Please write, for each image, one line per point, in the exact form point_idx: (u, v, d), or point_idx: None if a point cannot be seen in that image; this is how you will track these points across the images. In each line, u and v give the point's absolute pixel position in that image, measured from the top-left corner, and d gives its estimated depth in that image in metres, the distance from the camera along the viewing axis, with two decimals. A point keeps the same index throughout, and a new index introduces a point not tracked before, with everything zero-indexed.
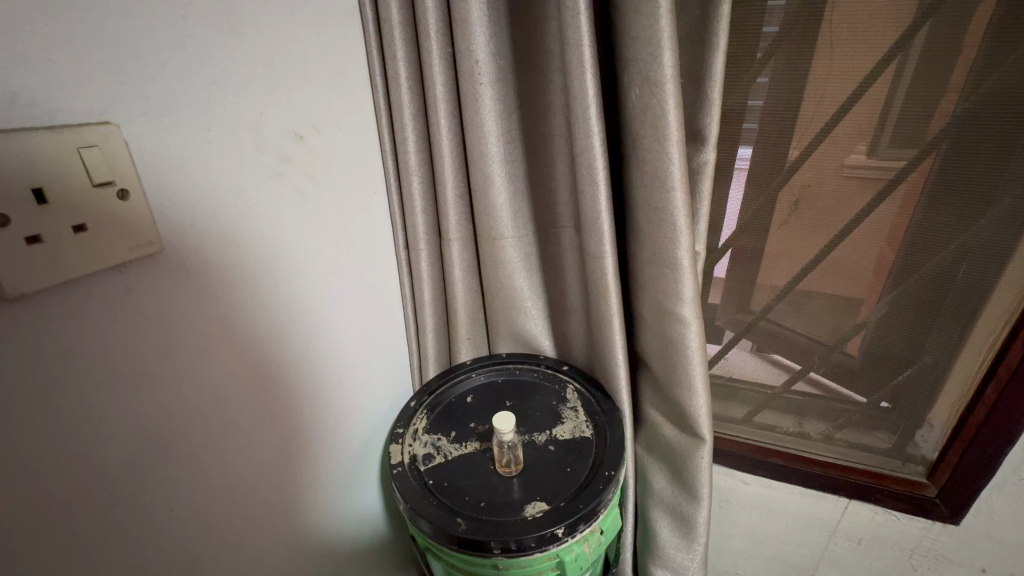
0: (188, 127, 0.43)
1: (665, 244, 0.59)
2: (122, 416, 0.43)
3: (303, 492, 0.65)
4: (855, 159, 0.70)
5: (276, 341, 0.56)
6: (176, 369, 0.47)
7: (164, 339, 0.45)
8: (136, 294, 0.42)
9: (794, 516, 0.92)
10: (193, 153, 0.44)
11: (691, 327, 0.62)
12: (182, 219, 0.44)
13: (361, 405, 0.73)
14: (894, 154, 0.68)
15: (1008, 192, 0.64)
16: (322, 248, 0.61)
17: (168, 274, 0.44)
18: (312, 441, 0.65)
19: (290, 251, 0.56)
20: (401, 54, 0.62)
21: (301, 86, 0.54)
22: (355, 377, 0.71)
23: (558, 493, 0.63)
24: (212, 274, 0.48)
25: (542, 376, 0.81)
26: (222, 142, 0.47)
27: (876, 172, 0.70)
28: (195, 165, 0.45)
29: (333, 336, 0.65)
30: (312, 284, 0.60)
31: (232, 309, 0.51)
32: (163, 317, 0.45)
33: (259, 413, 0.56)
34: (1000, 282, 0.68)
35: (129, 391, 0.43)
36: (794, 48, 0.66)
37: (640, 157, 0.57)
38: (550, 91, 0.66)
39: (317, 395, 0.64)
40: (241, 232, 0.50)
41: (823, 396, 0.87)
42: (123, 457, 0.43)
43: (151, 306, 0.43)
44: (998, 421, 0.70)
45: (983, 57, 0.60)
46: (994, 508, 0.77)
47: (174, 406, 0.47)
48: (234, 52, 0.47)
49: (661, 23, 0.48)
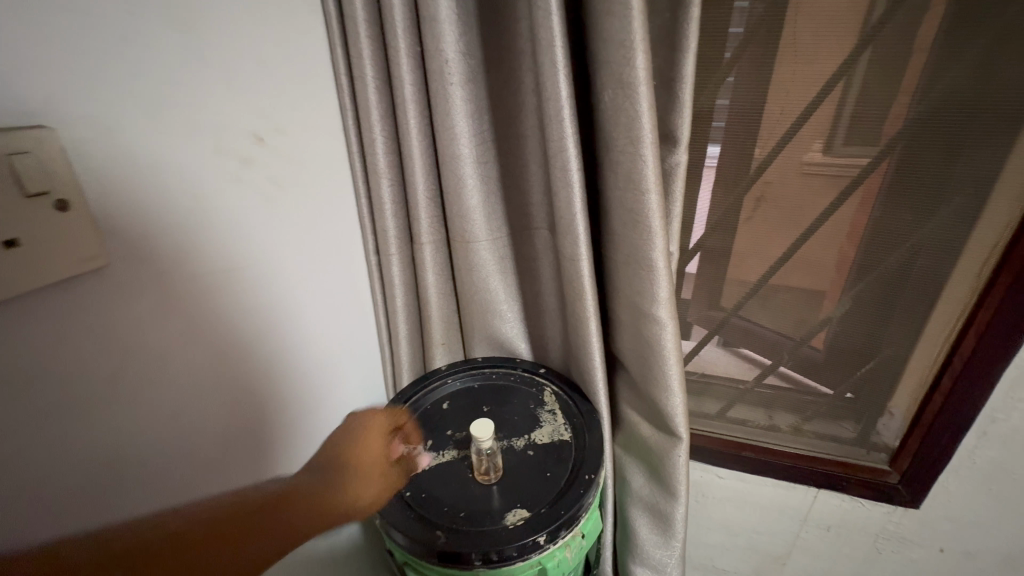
0: (140, 128, 0.40)
1: (640, 246, 0.59)
2: (82, 432, 0.39)
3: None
4: (813, 156, 0.72)
5: (244, 353, 0.54)
6: (137, 389, 0.43)
7: (122, 357, 0.42)
8: (86, 302, 0.39)
9: (767, 507, 0.94)
10: (147, 159, 0.41)
11: (666, 327, 0.63)
12: (138, 230, 0.41)
13: (336, 413, 0.71)
14: (848, 151, 0.71)
15: (957, 193, 0.67)
16: (290, 254, 0.58)
17: (119, 277, 0.41)
18: (287, 452, 0.62)
19: (257, 259, 0.53)
20: (367, 53, 0.60)
21: (259, 81, 0.51)
22: (328, 383, 0.68)
23: (538, 499, 0.63)
24: (173, 285, 0.45)
25: (519, 380, 0.80)
26: (179, 144, 0.44)
27: (835, 168, 0.72)
28: (148, 170, 0.42)
29: (305, 343, 0.62)
30: (281, 291, 0.57)
31: (198, 320, 0.48)
32: (120, 333, 0.42)
33: (232, 427, 0.53)
34: (952, 277, 0.71)
35: (83, 407, 0.39)
36: (762, 50, 0.67)
37: (613, 160, 0.57)
38: (522, 91, 0.64)
39: (290, 403, 0.61)
40: (203, 240, 0.47)
41: (792, 389, 0.89)
42: (87, 473, 0.40)
43: (104, 321, 0.40)
44: (955, 411, 0.72)
45: (935, 61, 0.62)
46: (952, 491, 0.80)
47: (139, 419, 0.44)
48: (190, 47, 0.44)
49: (633, 25, 0.48)
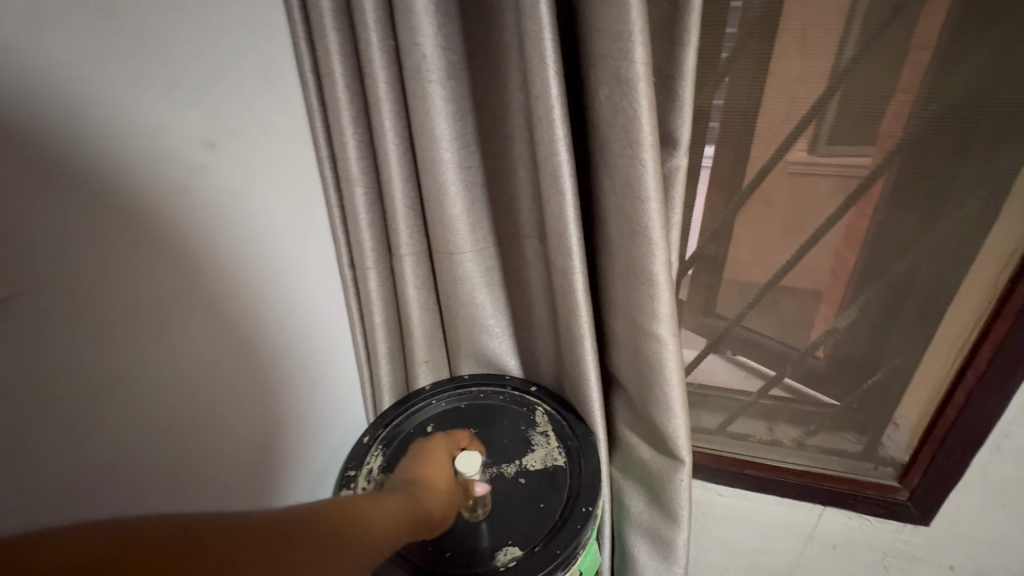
0: (66, 126, 0.37)
1: (639, 259, 0.54)
2: (70, 444, 0.40)
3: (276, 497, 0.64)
4: (796, 155, 0.68)
5: (210, 356, 0.52)
6: (98, 403, 0.42)
7: (77, 372, 0.40)
8: (42, 322, 0.37)
9: (770, 525, 0.90)
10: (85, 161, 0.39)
11: (668, 345, 0.58)
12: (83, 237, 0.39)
13: (319, 411, 0.70)
14: (830, 150, 0.67)
15: (972, 196, 0.63)
16: (258, 251, 0.56)
17: (84, 292, 0.40)
18: (265, 455, 0.61)
19: (219, 255, 0.51)
20: (336, 48, 0.54)
21: (207, 80, 0.47)
22: (305, 381, 0.67)
23: (532, 535, 0.57)
24: (128, 292, 0.43)
25: (508, 399, 0.75)
26: (120, 145, 0.41)
27: (816, 169, 0.68)
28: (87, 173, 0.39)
29: (275, 341, 0.60)
30: (247, 288, 0.55)
31: (158, 326, 0.46)
32: (72, 347, 0.39)
33: (205, 435, 0.52)
34: (964, 285, 0.67)
35: (53, 408, 0.39)
36: (763, 46, 0.63)
37: (609, 165, 0.52)
38: (508, 89, 0.59)
39: (264, 405, 0.60)
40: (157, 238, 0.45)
41: (796, 401, 0.85)
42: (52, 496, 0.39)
43: (51, 338, 0.38)
44: (968, 425, 0.68)
45: (951, 56, 0.58)
46: (962, 508, 0.76)
47: (127, 420, 0.44)
48: (118, 38, 0.40)
49: (631, 14, 0.43)
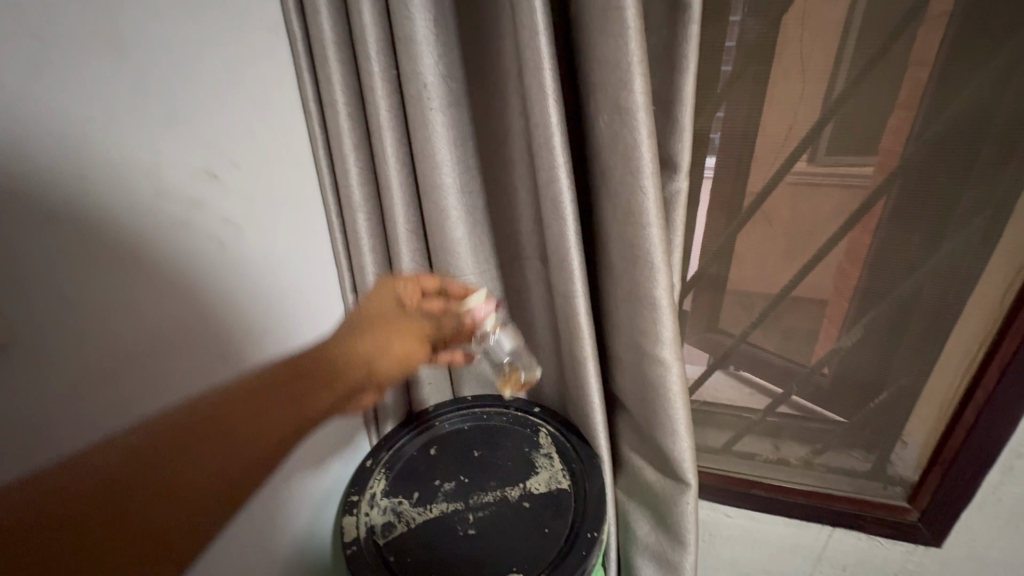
0: (69, 161, 0.37)
1: (641, 284, 0.54)
2: None
3: (293, 505, 0.66)
4: (800, 166, 0.68)
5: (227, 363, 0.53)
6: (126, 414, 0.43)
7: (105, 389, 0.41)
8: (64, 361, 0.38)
9: (778, 546, 0.88)
10: (92, 194, 0.39)
11: (671, 368, 0.57)
12: (104, 259, 0.40)
13: (326, 425, 0.71)
14: (830, 161, 0.67)
15: (976, 214, 0.63)
16: (269, 263, 0.57)
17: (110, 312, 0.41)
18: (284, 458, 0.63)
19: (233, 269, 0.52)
20: (337, 78, 0.55)
21: (207, 111, 0.48)
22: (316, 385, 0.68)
23: (535, 561, 0.57)
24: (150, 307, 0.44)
25: (511, 420, 0.75)
26: (127, 175, 0.41)
27: (820, 177, 0.68)
28: (98, 203, 0.40)
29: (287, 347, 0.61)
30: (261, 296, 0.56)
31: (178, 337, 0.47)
32: (99, 365, 0.41)
33: None
34: (969, 302, 0.67)
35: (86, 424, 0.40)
36: (761, 70, 0.63)
37: (609, 191, 0.52)
38: (508, 114, 0.59)
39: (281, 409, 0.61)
40: (168, 258, 0.45)
41: (802, 417, 0.85)
42: None
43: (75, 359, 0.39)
44: (976, 446, 0.67)
45: (948, 78, 0.58)
46: (975, 529, 0.75)
47: None
48: (125, 74, 0.41)
49: (629, 46, 0.43)
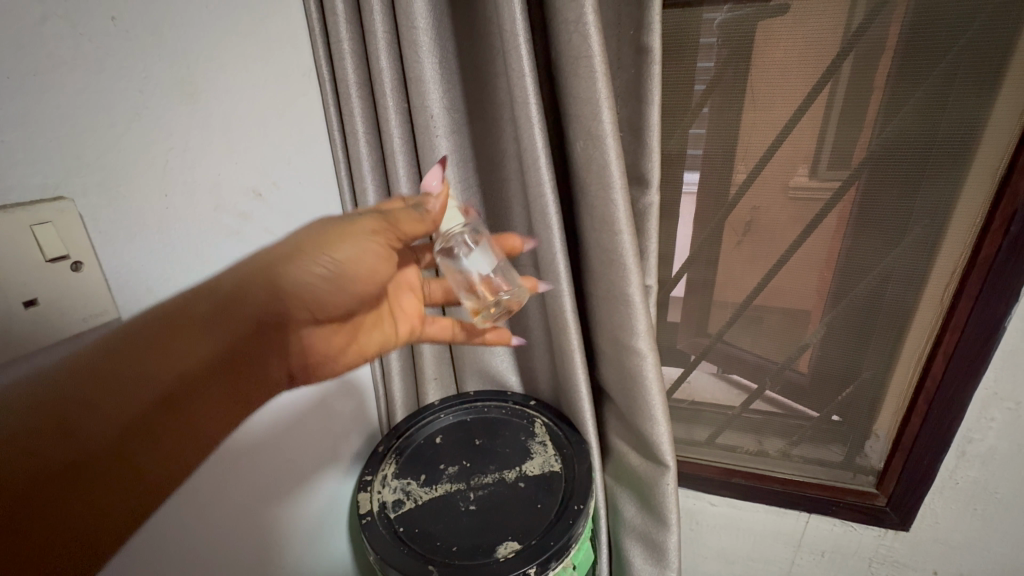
0: (150, 185, 0.47)
1: (617, 283, 0.62)
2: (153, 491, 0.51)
3: (286, 516, 0.70)
4: (798, 180, 0.75)
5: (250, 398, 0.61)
6: None
7: None
8: None
9: (760, 534, 0.95)
10: (162, 211, 0.48)
11: (646, 358, 0.65)
12: (162, 267, 0.49)
13: (337, 450, 0.79)
14: (831, 177, 0.73)
15: (918, 221, 0.70)
16: None
17: None
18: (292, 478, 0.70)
19: None
20: (358, 111, 0.65)
21: (251, 141, 0.57)
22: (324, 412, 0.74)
23: (530, 530, 0.64)
24: None
25: (509, 412, 0.82)
26: (190, 198, 0.51)
27: (814, 191, 0.74)
28: (168, 218, 0.49)
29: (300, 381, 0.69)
30: None
31: None
32: None
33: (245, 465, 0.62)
34: (920, 302, 0.74)
35: None
36: (725, 97, 0.72)
37: (588, 204, 0.61)
38: (503, 139, 0.69)
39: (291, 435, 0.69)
40: (214, 259, 0.55)
41: (778, 412, 0.91)
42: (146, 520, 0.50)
43: None
44: (932, 431, 0.75)
45: (887, 101, 0.66)
46: (938, 511, 0.82)
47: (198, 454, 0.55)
48: (196, 115, 0.51)
49: (598, 85, 0.53)
